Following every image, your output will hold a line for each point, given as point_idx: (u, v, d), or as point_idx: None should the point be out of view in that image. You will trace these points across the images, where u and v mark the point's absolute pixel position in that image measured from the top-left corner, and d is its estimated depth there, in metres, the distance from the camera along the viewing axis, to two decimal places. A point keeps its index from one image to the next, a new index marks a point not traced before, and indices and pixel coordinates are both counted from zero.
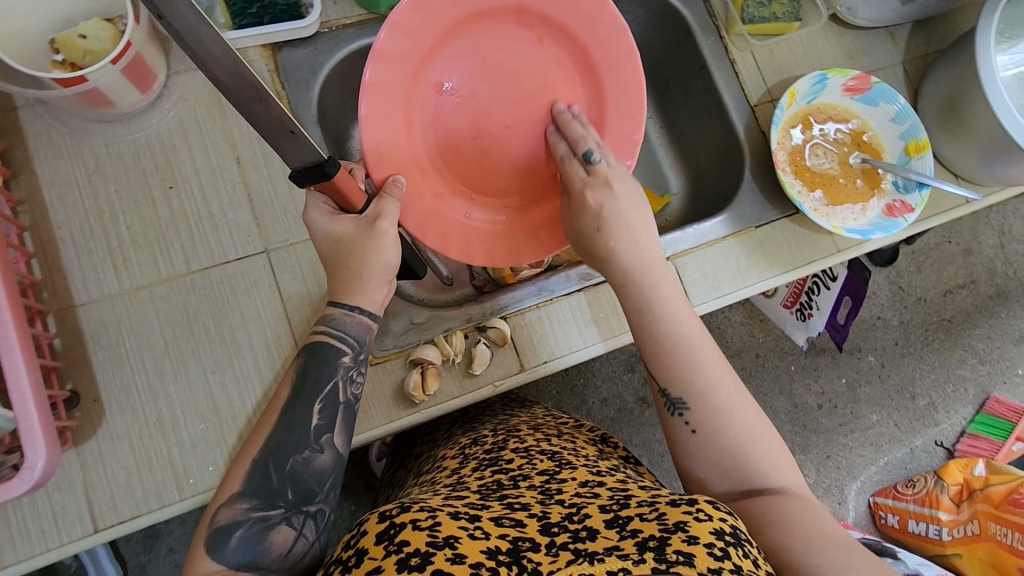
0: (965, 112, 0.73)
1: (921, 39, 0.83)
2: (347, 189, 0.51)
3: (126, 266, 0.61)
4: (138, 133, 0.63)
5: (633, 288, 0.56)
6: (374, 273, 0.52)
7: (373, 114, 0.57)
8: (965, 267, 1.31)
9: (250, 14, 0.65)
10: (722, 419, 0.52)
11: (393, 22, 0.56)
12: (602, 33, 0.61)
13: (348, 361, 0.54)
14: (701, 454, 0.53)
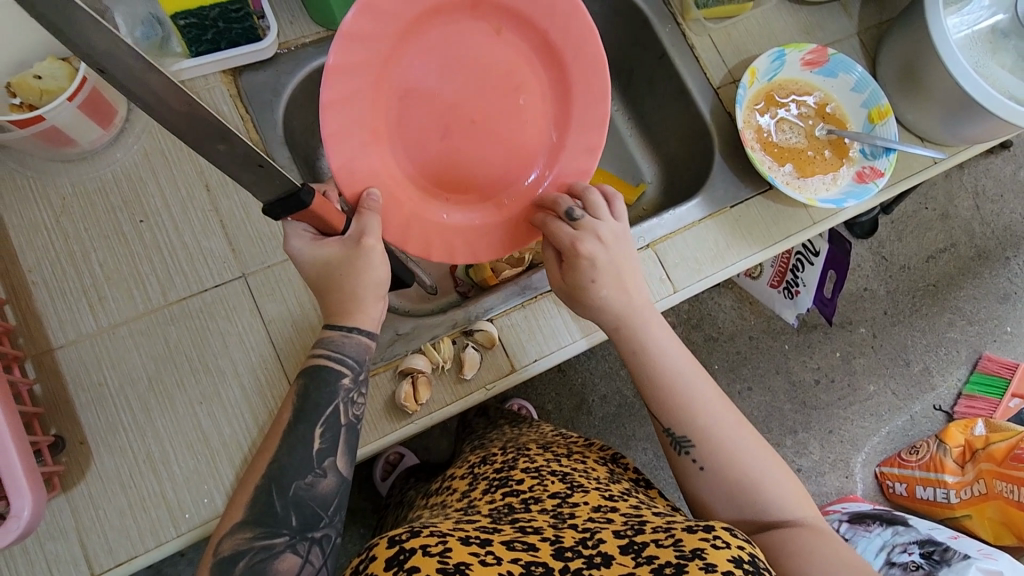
0: (923, 76, 0.75)
1: (873, 10, 0.85)
2: (326, 212, 0.50)
3: (102, 304, 0.60)
4: (103, 169, 0.63)
5: (626, 335, 0.56)
6: (368, 290, 0.51)
7: (335, 131, 0.55)
8: (944, 231, 1.33)
9: (206, 41, 0.63)
10: (728, 451, 0.53)
11: (346, 33, 0.54)
12: (560, 12, 0.60)
13: (348, 383, 0.52)
14: (714, 492, 0.53)
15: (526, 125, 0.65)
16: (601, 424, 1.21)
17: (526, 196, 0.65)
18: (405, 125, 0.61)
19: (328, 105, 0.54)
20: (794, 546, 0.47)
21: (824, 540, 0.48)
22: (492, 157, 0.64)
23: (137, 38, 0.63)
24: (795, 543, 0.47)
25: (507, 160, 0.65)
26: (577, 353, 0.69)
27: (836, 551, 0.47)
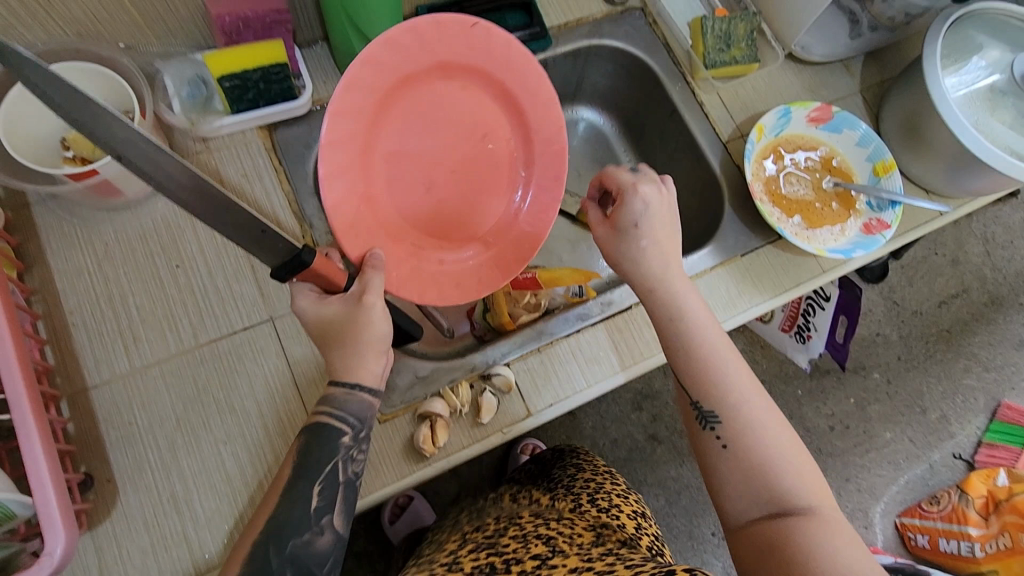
0: (924, 131, 0.78)
1: (874, 69, 0.89)
2: (330, 272, 0.54)
3: (137, 344, 0.62)
4: (145, 217, 0.66)
5: (660, 297, 0.59)
6: (371, 345, 0.53)
7: (333, 201, 0.58)
8: (955, 277, 1.34)
9: (246, 100, 0.67)
10: (751, 435, 0.54)
11: (334, 109, 0.57)
12: (513, 63, 0.64)
13: (348, 441, 0.55)
14: (734, 470, 0.54)
15: (501, 167, 0.69)
16: (613, 468, 1.21)
17: (508, 234, 0.69)
18: (393, 182, 0.64)
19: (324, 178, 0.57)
20: (801, 542, 0.48)
21: (835, 538, 0.48)
22: (474, 200, 0.68)
23: (182, 97, 0.67)
24: (806, 543, 0.48)
25: (488, 203, 0.69)
26: (591, 399, 0.70)
27: (846, 553, 0.47)
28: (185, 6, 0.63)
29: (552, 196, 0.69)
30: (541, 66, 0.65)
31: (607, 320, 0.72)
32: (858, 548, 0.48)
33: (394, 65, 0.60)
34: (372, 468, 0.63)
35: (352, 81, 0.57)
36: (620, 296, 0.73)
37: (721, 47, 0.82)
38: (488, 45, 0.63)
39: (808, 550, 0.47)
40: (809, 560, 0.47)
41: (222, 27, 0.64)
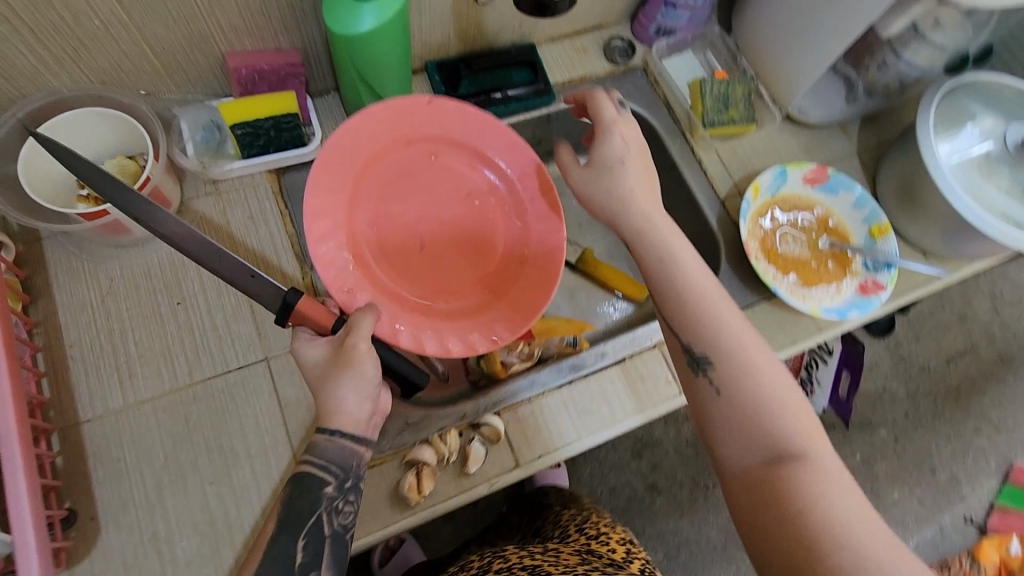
0: (920, 195, 0.79)
1: (872, 131, 0.91)
2: (322, 316, 0.56)
3: (132, 380, 0.63)
4: (151, 255, 0.68)
5: (648, 240, 0.58)
6: (349, 388, 0.53)
7: (338, 275, 0.65)
8: (963, 333, 1.33)
9: (257, 146, 0.70)
10: (747, 381, 0.52)
11: (314, 188, 0.66)
12: (475, 125, 0.71)
13: (331, 490, 0.54)
14: (727, 416, 0.52)
15: (490, 220, 0.74)
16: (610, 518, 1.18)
17: (504, 283, 0.72)
18: (386, 245, 0.70)
19: (318, 250, 0.64)
20: (800, 495, 0.46)
21: (836, 491, 0.47)
22: (467, 251, 0.73)
23: (196, 140, 0.70)
24: (802, 493, 0.46)
25: (482, 254, 0.73)
26: (583, 450, 0.70)
27: (843, 512, 0.46)
28: (204, 58, 0.66)
29: (553, 234, 0.72)
30: (501, 124, 0.72)
31: (601, 371, 0.72)
32: (858, 505, 0.46)
33: (363, 144, 0.68)
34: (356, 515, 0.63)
35: (326, 162, 0.66)
36: (613, 347, 0.74)
37: (719, 108, 0.85)
38: (447, 116, 0.71)
39: (806, 501, 0.46)
40: (806, 510, 0.46)
41: (239, 78, 0.68)
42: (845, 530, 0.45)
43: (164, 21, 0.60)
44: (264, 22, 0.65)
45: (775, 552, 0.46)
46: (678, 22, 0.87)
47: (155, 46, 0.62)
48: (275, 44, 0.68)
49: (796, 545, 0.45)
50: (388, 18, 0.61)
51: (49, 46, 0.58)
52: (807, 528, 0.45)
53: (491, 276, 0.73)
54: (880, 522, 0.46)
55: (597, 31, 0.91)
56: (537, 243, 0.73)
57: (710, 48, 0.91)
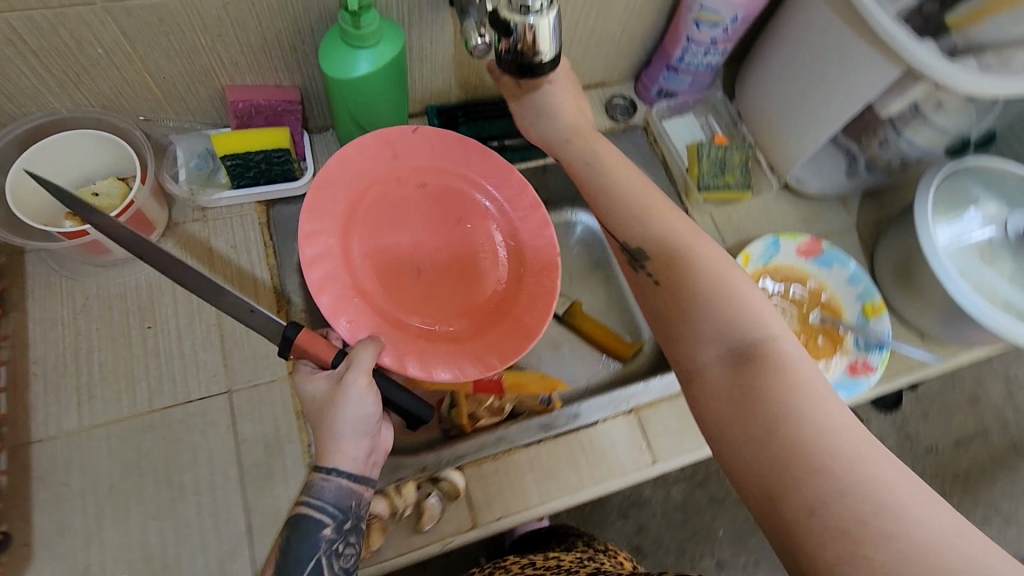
0: (917, 278, 0.77)
1: (872, 207, 0.89)
2: (322, 351, 0.56)
3: (90, 402, 0.62)
4: (129, 276, 0.68)
5: (574, 146, 0.67)
6: (348, 424, 0.52)
7: (338, 309, 0.65)
8: (974, 416, 1.27)
9: (247, 177, 0.71)
10: (703, 287, 0.54)
11: (306, 221, 0.67)
12: (458, 150, 0.74)
13: (331, 532, 0.52)
14: (683, 323, 0.54)
15: (483, 244, 0.75)
16: None
17: (496, 303, 0.73)
18: (381, 274, 0.71)
19: (316, 283, 0.65)
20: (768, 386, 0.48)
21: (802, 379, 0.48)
22: (461, 274, 0.75)
23: (190, 167, 0.71)
24: (770, 387, 0.48)
25: (475, 278, 0.74)
26: (546, 515, 0.67)
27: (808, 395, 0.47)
28: (204, 90, 0.68)
29: (548, 250, 0.73)
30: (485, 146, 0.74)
31: (572, 433, 0.70)
32: (821, 386, 0.48)
33: (354, 174, 0.70)
34: None
35: (323, 189, 0.68)
36: (587, 409, 0.72)
37: (715, 172, 0.84)
38: (431, 145, 0.73)
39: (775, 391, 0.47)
40: (778, 403, 0.47)
41: (235, 111, 0.68)
42: (815, 412, 0.46)
43: (166, 53, 0.61)
44: (265, 60, 0.66)
45: (755, 450, 0.46)
46: (680, 86, 0.87)
47: (156, 77, 0.64)
48: (275, 81, 0.70)
49: (776, 441, 0.45)
50: (383, 63, 0.62)
51: (52, 70, 0.59)
52: (786, 419, 0.46)
53: (483, 297, 0.74)
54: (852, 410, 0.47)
55: (600, 88, 0.92)
56: (534, 257, 0.74)
57: (711, 112, 0.91)
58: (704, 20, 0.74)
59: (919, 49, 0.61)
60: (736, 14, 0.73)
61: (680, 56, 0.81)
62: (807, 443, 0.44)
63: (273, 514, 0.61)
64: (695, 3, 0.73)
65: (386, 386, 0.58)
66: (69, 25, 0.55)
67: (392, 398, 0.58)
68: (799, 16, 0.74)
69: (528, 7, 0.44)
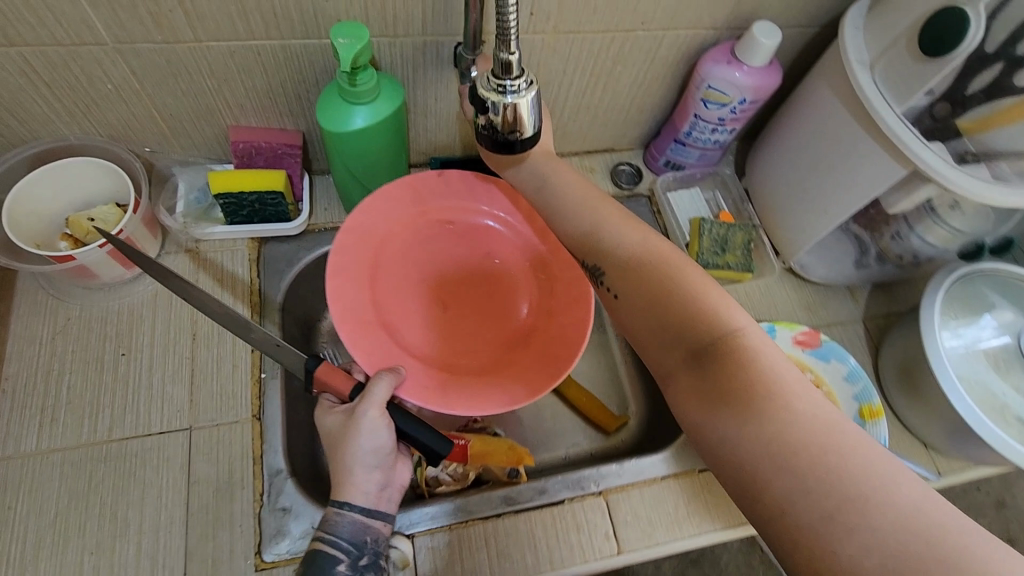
0: (921, 384, 0.72)
1: (882, 299, 0.85)
2: (340, 384, 0.61)
3: (51, 425, 0.62)
4: (114, 302, 0.69)
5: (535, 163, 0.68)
6: (360, 457, 0.57)
7: (357, 341, 0.65)
8: None
9: (241, 215, 0.72)
10: (667, 289, 0.54)
11: (333, 257, 0.68)
12: (480, 188, 0.77)
13: (344, 568, 0.55)
14: (649, 329, 0.55)
15: (510, 277, 0.77)
16: None
17: (521, 338, 0.73)
18: (408, 310, 0.72)
19: (337, 316, 0.66)
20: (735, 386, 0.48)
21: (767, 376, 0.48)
22: (487, 307, 0.75)
23: (189, 200, 0.74)
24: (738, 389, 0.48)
25: (501, 313, 0.75)
26: None
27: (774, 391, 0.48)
28: (210, 128, 0.70)
29: (581, 283, 0.72)
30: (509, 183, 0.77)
31: (535, 509, 0.67)
32: (781, 367, 0.49)
33: (382, 214, 0.73)
34: None
35: (349, 233, 0.70)
36: (552, 486, 0.69)
37: (716, 250, 0.82)
38: (453, 185, 0.76)
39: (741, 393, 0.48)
40: (745, 403, 0.48)
41: (235, 151, 0.70)
42: (782, 411, 0.46)
43: (173, 93, 0.63)
44: (270, 105, 0.68)
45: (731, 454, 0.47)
46: (687, 159, 0.86)
47: (164, 113, 0.66)
48: (280, 125, 0.72)
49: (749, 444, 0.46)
50: (382, 118, 0.63)
51: (63, 101, 0.61)
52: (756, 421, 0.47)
53: (508, 332, 0.74)
54: (820, 400, 0.48)
55: (608, 153, 0.92)
56: (566, 292, 0.73)
57: (720, 188, 0.90)
58: (711, 99, 0.74)
59: (925, 153, 0.59)
60: (744, 97, 0.72)
61: (688, 131, 0.81)
62: (776, 442, 0.45)
63: (211, 563, 0.59)
64: (704, 82, 0.73)
65: (402, 420, 0.60)
66: (81, 62, 0.57)
67: (410, 433, 0.60)
68: (810, 104, 0.73)
69: (505, 87, 0.45)
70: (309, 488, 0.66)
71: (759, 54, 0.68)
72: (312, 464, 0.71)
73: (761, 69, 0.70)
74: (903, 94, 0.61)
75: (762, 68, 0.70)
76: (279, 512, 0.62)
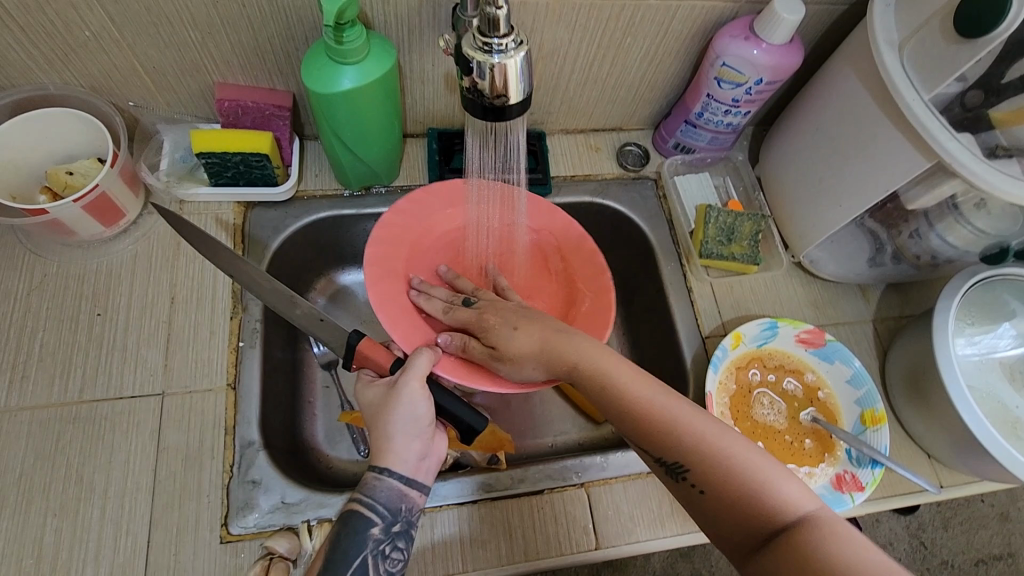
0: (928, 392, 0.68)
1: (895, 300, 0.81)
2: (381, 358, 0.58)
3: (21, 383, 0.61)
4: (94, 260, 0.68)
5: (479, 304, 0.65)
6: (401, 426, 0.54)
7: (392, 319, 0.64)
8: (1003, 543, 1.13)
9: (226, 177, 0.69)
10: (717, 462, 0.49)
11: (371, 251, 0.67)
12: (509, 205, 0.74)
13: (377, 533, 0.52)
14: (716, 513, 0.48)
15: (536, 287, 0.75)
16: None
17: None
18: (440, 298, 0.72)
19: (376, 294, 0.65)
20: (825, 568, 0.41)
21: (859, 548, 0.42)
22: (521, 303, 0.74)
23: (175, 158, 0.71)
24: (839, 571, 0.40)
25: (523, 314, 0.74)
26: None
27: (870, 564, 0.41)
28: (196, 84, 0.67)
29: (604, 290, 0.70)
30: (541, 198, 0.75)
31: (512, 499, 0.65)
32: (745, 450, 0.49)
33: (414, 217, 0.72)
34: None
35: (384, 228, 0.69)
36: (532, 475, 0.66)
37: (721, 239, 0.78)
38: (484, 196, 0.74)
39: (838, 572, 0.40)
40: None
41: (220, 110, 0.67)
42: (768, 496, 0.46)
43: (155, 44, 0.60)
44: (258, 63, 0.65)
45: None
46: (698, 142, 0.82)
47: (147, 67, 0.63)
48: (269, 84, 0.69)
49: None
50: (370, 80, 0.59)
51: (40, 47, 0.59)
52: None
53: None
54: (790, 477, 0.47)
55: (616, 133, 0.87)
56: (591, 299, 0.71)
57: (731, 174, 0.86)
58: (726, 78, 0.69)
59: (950, 143, 0.55)
60: (761, 77, 0.68)
61: (699, 112, 0.76)
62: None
63: (176, 533, 0.57)
64: (718, 59, 0.68)
65: (442, 396, 0.57)
66: (55, 5, 0.54)
67: (450, 408, 0.57)
68: (832, 88, 0.68)
69: (492, 46, 0.42)
70: (283, 461, 0.64)
71: (779, 31, 0.64)
72: (289, 437, 0.69)
73: (781, 47, 0.66)
74: (931, 80, 0.57)
75: (783, 46, 0.66)
76: (248, 484, 0.60)
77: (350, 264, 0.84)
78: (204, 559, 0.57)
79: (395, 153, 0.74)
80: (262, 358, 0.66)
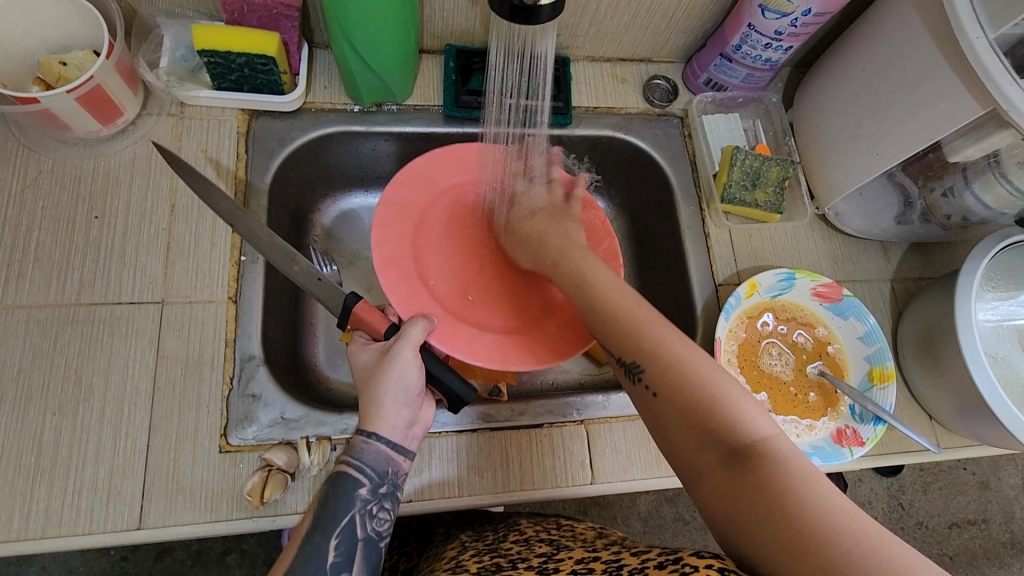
0: (941, 355, 0.67)
1: (916, 262, 0.79)
2: (376, 322, 0.56)
3: (18, 280, 0.60)
4: (90, 160, 0.65)
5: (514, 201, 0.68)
6: (390, 392, 0.52)
7: (392, 286, 0.64)
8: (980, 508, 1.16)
9: (229, 79, 0.65)
10: (678, 371, 0.48)
11: (381, 214, 0.66)
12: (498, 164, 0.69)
13: (365, 493, 0.52)
14: (669, 423, 0.48)
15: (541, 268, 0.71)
16: None
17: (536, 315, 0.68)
18: (445, 264, 0.69)
19: (383, 262, 0.64)
20: (778, 490, 0.40)
21: (815, 479, 0.41)
22: (526, 282, 0.70)
23: (176, 57, 0.67)
24: (788, 497, 0.40)
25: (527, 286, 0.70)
26: (465, 507, 0.62)
27: (823, 494, 0.39)
28: None
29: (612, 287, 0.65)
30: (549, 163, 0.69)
31: (512, 431, 0.65)
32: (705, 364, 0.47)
33: (421, 184, 0.69)
34: (189, 492, 0.56)
35: (394, 193, 0.68)
36: (532, 409, 0.66)
37: (746, 185, 0.74)
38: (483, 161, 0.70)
39: (788, 504, 0.39)
40: (788, 504, 0.39)
41: (224, 4, 0.62)
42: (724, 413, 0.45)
43: None
44: None
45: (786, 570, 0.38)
46: (731, 79, 0.77)
47: None
48: None
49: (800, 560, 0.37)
50: None
51: None
52: (800, 522, 0.38)
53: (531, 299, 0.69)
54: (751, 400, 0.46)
55: (644, 64, 0.82)
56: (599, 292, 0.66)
57: (762, 117, 0.81)
58: (771, 6, 0.64)
59: (1010, 88, 0.51)
60: (810, 7, 0.62)
61: (737, 45, 0.71)
62: (838, 549, 0.36)
63: (174, 439, 0.57)
64: None
65: (436, 367, 0.56)
66: None
67: (440, 377, 0.56)
68: (888, 25, 0.63)
69: None
70: (282, 378, 0.63)
71: None
72: (289, 355, 0.68)
73: None
74: (1000, 17, 0.52)
75: None
76: (248, 398, 0.60)
77: (356, 186, 0.81)
78: (203, 467, 0.57)
79: (409, 71, 0.70)
80: (265, 274, 0.64)
